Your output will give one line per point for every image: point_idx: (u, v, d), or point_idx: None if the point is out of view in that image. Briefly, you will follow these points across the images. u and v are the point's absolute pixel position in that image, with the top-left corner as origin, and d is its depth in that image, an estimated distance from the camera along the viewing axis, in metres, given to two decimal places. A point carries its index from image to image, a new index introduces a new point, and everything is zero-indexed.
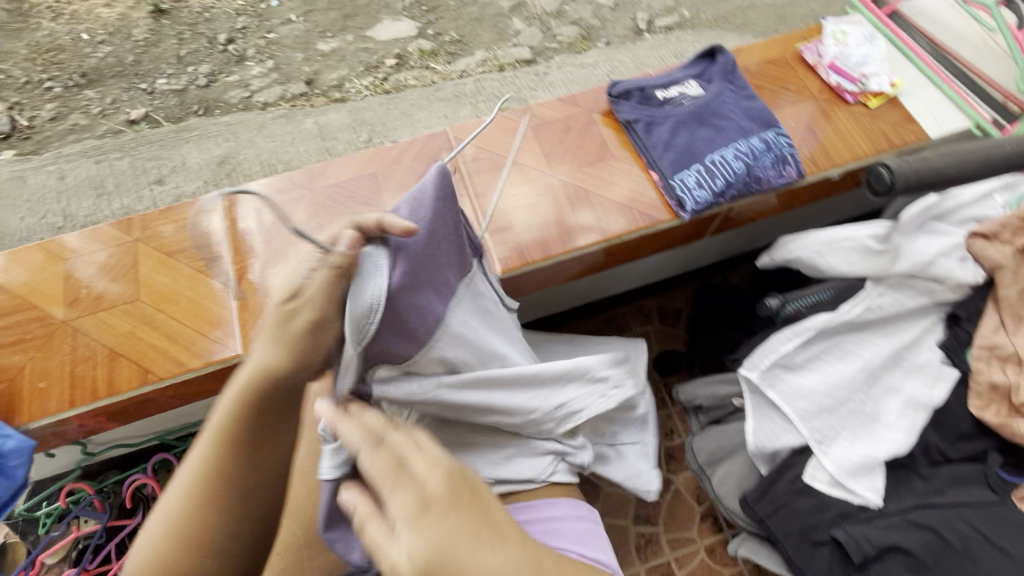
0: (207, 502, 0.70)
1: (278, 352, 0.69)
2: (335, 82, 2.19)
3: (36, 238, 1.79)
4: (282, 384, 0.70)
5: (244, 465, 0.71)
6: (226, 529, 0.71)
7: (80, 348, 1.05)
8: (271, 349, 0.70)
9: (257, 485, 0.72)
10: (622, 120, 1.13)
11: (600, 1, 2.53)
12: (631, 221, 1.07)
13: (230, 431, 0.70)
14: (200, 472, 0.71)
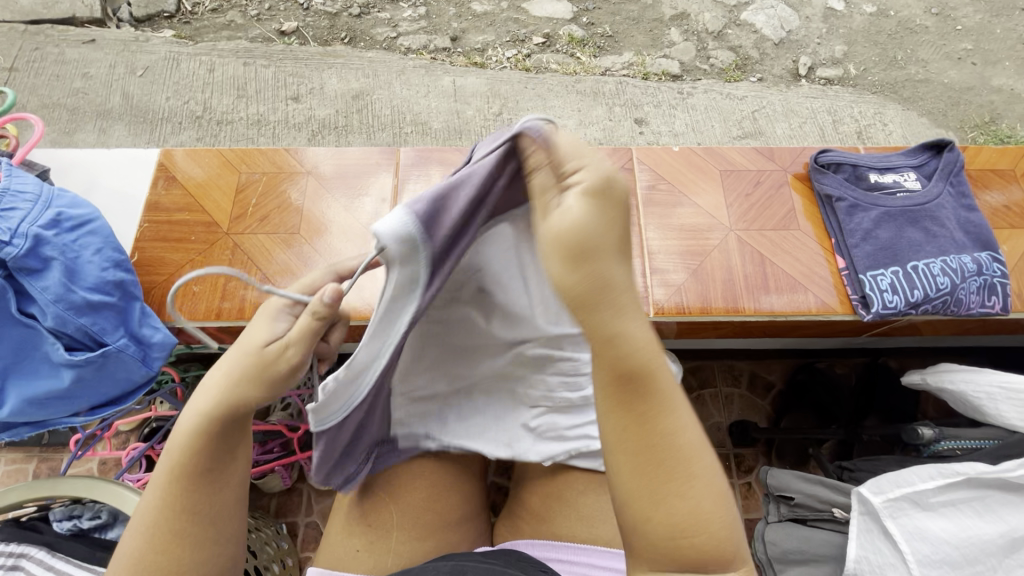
0: (180, 542, 0.59)
1: (250, 385, 0.60)
2: (479, 45, 2.13)
3: (174, 121, 1.86)
4: (229, 418, 0.60)
5: (207, 491, 0.60)
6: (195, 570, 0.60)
7: (156, 257, 0.93)
8: (221, 378, 0.60)
9: (222, 513, 0.62)
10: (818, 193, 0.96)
11: (766, 32, 2.24)
12: (800, 303, 0.89)
13: (189, 473, 0.59)
14: (178, 512, 0.60)
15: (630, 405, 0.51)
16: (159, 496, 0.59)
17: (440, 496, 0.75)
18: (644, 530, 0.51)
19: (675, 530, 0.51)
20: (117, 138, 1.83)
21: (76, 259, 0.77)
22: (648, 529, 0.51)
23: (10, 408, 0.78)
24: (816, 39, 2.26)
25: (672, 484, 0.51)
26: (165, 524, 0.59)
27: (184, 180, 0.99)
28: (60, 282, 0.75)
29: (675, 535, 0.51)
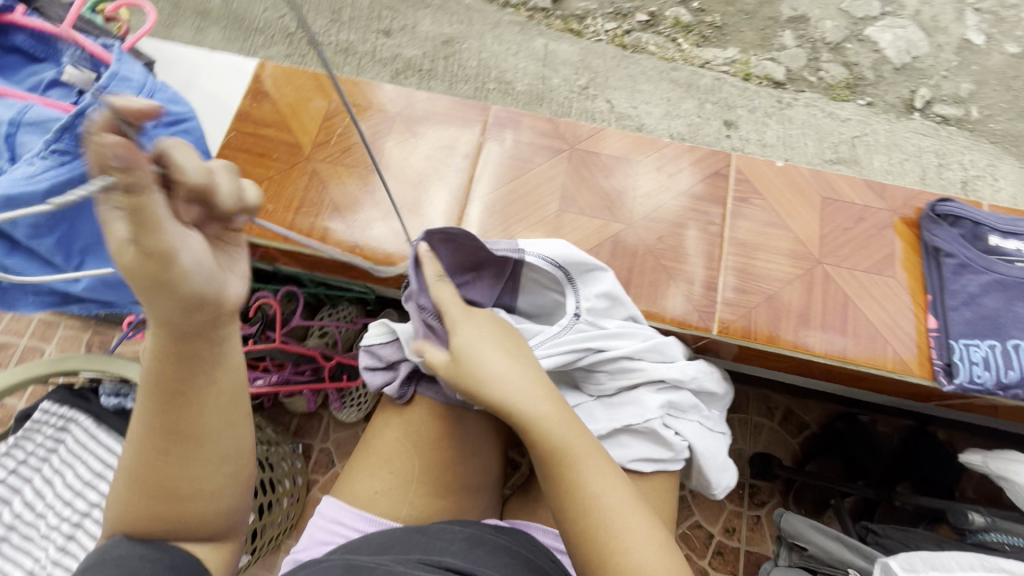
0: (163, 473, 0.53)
1: (192, 321, 0.47)
2: (579, 12, 2.03)
3: (267, 33, 1.86)
4: (202, 357, 0.50)
5: (189, 409, 0.52)
6: (200, 484, 0.54)
7: (234, 165, 0.95)
8: (163, 313, 0.46)
9: (211, 445, 0.54)
10: (928, 245, 0.88)
11: (889, 54, 2.04)
12: (877, 354, 0.83)
13: (167, 415, 0.51)
14: (156, 431, 0.52)
15: (560, 487, 0.61)
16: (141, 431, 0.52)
17: (464, 461, 0.76)
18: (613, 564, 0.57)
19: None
20: (211, 41, 1.85)
21: None
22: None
23: (83, 284, 0.81)
24: (943, 71, 2.04)
25: (608, 553, 0.58)
26: (153, 462, 0.53)
27: (274, 98, 1.00)
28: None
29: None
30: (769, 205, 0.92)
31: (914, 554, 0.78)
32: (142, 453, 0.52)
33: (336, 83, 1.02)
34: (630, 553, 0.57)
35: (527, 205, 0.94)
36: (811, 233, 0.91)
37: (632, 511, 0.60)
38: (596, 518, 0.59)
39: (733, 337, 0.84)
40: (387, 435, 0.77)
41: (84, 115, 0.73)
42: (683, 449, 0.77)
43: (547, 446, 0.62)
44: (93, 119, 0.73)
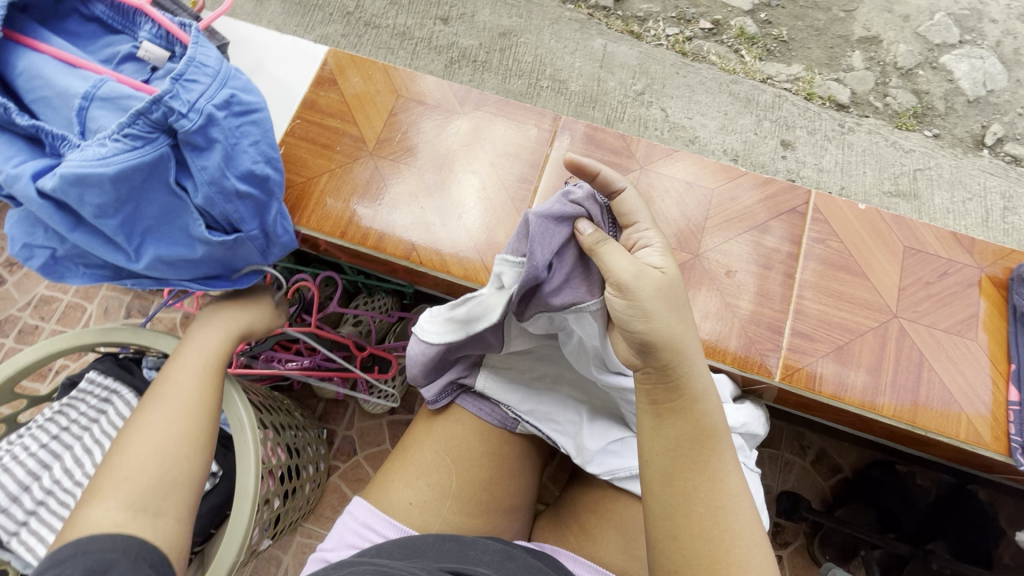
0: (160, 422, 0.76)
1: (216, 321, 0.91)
2: (641, 14, 1.97)
3: (326, 11, 1.85)
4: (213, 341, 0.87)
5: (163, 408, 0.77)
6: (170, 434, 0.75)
7: (291, 153, 0.93)
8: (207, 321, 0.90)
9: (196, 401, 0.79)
10: (1015, 309, 0.81)
11: (964, 85, 1.93)
12: (944, 420, 0.78)
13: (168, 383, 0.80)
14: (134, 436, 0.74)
15: (701, 476, 0.61)
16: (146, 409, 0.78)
17: (501, 480, 0.76)
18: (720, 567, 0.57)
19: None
20: (270, 14, 1.84)
21: (235, 146, 0.78)
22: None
23: (142, 265, 0.79)
24: (1020, 108, 1.92)
25: (722, 560, 0.58)
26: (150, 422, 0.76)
27: (337, 86, 0.97)
28: (219, 164, 0.76)
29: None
30: (840, 248, 0.87)
31: None
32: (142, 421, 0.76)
33: (403, 77, 0.99)
34: (744, 564, 0.58)
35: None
36: (883, 280, 0.85)
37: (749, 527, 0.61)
38: (725, 520, 0.59)
39: (795, 387, 0.79)
40: (428, 448, 0.77)
41: (161, 102, 0.71)
42: None
43: (706, 430, 0.62)
44: (169, 106, 0.71)
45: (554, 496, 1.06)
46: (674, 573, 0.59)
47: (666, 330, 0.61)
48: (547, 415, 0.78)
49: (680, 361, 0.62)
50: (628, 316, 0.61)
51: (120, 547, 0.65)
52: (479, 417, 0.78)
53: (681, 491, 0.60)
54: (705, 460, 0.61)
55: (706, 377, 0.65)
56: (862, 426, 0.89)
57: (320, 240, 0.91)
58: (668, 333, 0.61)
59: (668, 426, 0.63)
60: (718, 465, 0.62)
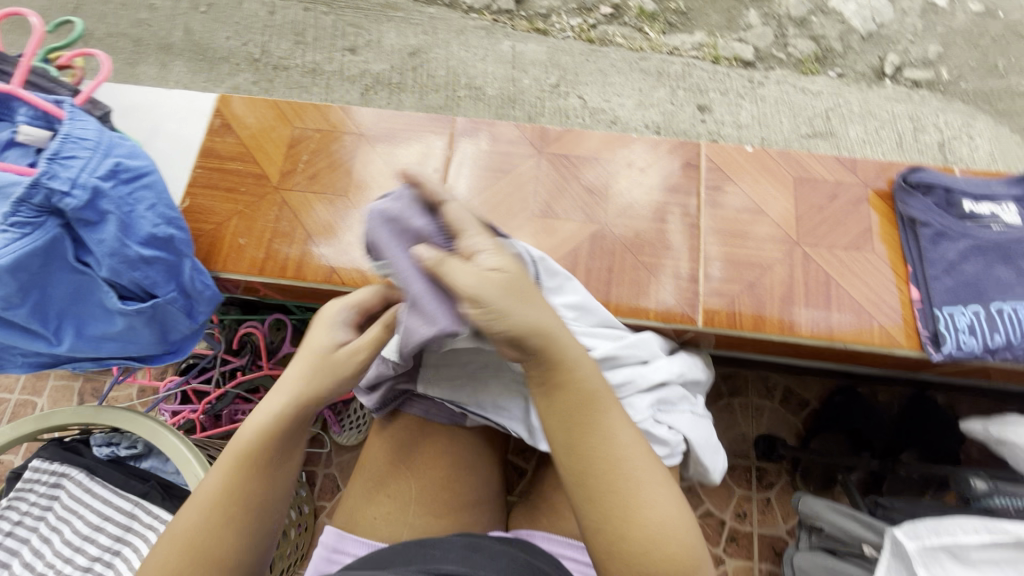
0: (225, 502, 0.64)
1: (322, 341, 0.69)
2: (543, 10, 2.02)
3: (232, 61, 1.84)
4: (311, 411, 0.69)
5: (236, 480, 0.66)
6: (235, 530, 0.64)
7: (197, 202, 0.92)
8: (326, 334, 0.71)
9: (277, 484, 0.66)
10: (903, 216, 0.86)
11: (856, 24, 2.04)
12: (863, 330, 0.81)
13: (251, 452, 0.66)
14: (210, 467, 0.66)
15: (597, 440, 0.64)
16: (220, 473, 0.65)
17: (460, 477, 0.77)
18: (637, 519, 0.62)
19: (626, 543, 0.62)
20: (176, 75, 1.82)
21: (131, 214, 0.76)
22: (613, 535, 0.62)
23: (66, 345, 0.78)
24: (910, 36, 2.04)
25: (637, 507, 0.62)
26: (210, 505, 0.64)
27: (234, 129, 0.97)
28: (117, 236, 0.74)
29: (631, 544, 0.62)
30: (741, 191, 0.91)
31: (920, 523, 0.78)
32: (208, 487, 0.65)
33: (296, 107, 0.98)
34: (654, 505, 0.63)
35: (495, 215, 0.91)
36: (788, 213, 0.89)
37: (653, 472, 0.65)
38: (624, 471, 0.63)
39: (714, 328, 0.82)
40: (379, 459, 0.79)
41: (39, 184, 0.69)
42: (678, 442, 0.75)
43: (600, 392, 0.65)
44: (49, 187, 0.70)
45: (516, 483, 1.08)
46: (613, 541, 0.62)
47: (523, 319, 0.62)
48: (497, 407, 0.78)
49: (546, 336, 0.64)
50: (488, 322, 0.61)
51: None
52: (422, 418, 0.81)
53: (588, 460, 0.63)
54: (603, 422, 0.64)
55: (564, 341, 0.65)
56: (796, 356, 0.92)
57: (252, 284, 0.89)
58: (529, 319, 0.62)
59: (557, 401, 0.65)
60: (619, 422, 0.65)
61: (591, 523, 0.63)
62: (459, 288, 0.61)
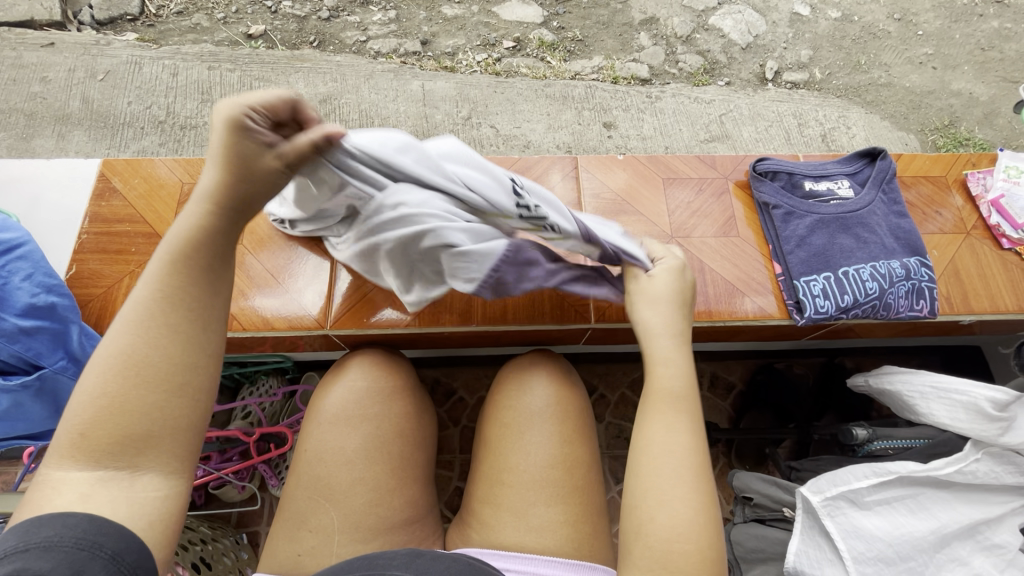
0: (143, 378, 0.54)
1: (182, 287, 0.58)
2: (449, 49, 1.96)
3: (136, 126, 1.76)
4: (191, 274, 0.59)
5: (141, 335, 0.55)
6: (159, 355, 0.55)
7: (89, 268, 0.91)
8: (201, 272, 0.59)
9: (190, 363, 0.57)
10: (759, 201, 0.96)
11: (734, 36, 2.08)
12: (733, 305, 0.91)
13: (168, 305, 0.57)
14: (167, 306, 0.57)
15: (658, 483, 0.64)
16: (146, 337, 0.55)
17: (385, 500, 0.77)
18: (640, 538, 0.62)
19: (643, 490, 0.64)
20: (77, 144, 1.73)
21: (6, 285, 0.77)
22: (634, 517, 0.63)
23: None
24: (783, 43, 2.11)
25: (644, 529, 0.62)
26: (130, 401, 0.54)
27: (124, 192, 0.96)
28: None
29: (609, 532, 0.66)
30: (620, 197, 0.99)
31: (822, 478, 0.84)
32: (154, 348, 0.55)
33: (184, 163, 0.99)
34: (653, 537, 0.61)
35: None
36: (662, 212, 0.98)
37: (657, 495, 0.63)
38: (653, 527, 0.62)
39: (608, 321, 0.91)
40: (298, 495, 0.77)
41: None
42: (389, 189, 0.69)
43: (665, 457, 0.65)
44: None
45: (459, 504, 1.17)
46: (639, 533, 0.62)
47: (663, 375, 0.71)
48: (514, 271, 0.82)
49: (678, 430, 0.67)
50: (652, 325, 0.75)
51: (77, 537, 0.48)
52: (342, 448, 0.78)
53: (652, 500, 0.63)
54: (657, 476, 0.64)
55: (676, 436, 0.66)
56: (688, 337, 1.00)
57: None
58: (676, 387, 0.70)
59: (665, 377, 0.71)
60: (675, 503, 0.62)
61: (624, 528, 0.64)
62: (680, 375, 0.71)
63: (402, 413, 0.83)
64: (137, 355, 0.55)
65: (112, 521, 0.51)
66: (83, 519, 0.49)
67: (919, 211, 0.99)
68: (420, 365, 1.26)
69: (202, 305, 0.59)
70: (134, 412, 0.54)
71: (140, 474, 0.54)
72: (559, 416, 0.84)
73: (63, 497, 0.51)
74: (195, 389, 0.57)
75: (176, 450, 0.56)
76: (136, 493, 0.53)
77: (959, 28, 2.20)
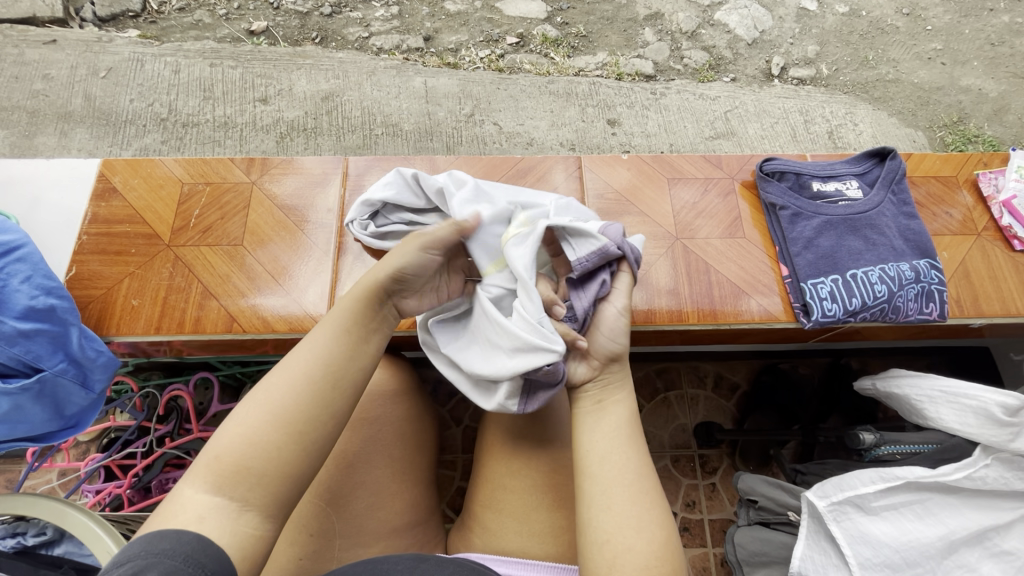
0: (279, 428, 0.61)
1: (330, 355, 0.66)
2: (452, 45, 1.95)
3: (138, 123, 1.75)
4: (343, 344, 0.67)
5: (284, 386, 0.63)
6: (298, 408, 0.63)
7: (89, 268, 0.91)
8: (343, 340, 0.68)
9: (319, 424, 0.63)
10: (765, 201, 0.94)
11: (740, 32, 2.06)
12: (739, 307, 0.89)
13: (317, 366, 0.65)
14: (312, 367, 0.65)
15: (620, 515, 0.67)
16: (293, 390, 0.63)
17: (385, 504, 0.77)
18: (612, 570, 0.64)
19: (604, 523, 0.67)
20: (80, 142, 1.73)
21: (5, 288, 0.76)
22: (601, 551, 0.66)
23: None
24: (790, 38, 2.08)
25: (614, 560, 0.65)
26: (266, 445, 0.60)
27: (124, 192, 0.96)
28: None
29: (582, 549, 0.68)
30: (624, 197, 0.98)
31: (828, 481, 0.83)
32: (294, 402, 0.63)
33: (184, 162, 0.98)
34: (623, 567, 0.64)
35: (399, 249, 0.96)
36: (666, 211, 0.97)
37: (623, 527, 0.66)
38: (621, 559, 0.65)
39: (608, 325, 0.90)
40: (298, 497, 0.75)
41: None
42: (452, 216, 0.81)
43: (621, 487, 0.68)
44: None
45: (462, 505, 1.16)
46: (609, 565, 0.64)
47: (610, 410, 0.75)
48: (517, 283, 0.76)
49: (632, 460, 0.71)
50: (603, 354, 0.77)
51: (187, 552, 0.52)
52: (343, 452, 0.78)
53: (619, 530, 0.66)
54: (619, 507, 0.67)
55: (629, 467, 0.70)
56: (692, 339, 0.99)
57: (138, 343, 0.89)
58: (621, 420, 0.74)
59: (611, 410, 0.75)
60: (639, 534, 0.66)
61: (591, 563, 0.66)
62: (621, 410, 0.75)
63: (405, 417, 0.83)
64: (277, 404, 0.62)
65: (214, 544, 0.55)
66: (194, 538, 0.54)
67: (929, 212, 0.97)
68: (423, 365, 1.25)
69: (346, 374, 0.66)
70: (258, 456, 0.60)
71: (248, 514, 0.58)
72: (561, 420, 0.83)
73: (184, 515, 0.56)
74: (312, 446, 0.62)
75: (280, 497, 0.60)
76: (239, 528, 0.57)
77: (969, 23, 2.17)
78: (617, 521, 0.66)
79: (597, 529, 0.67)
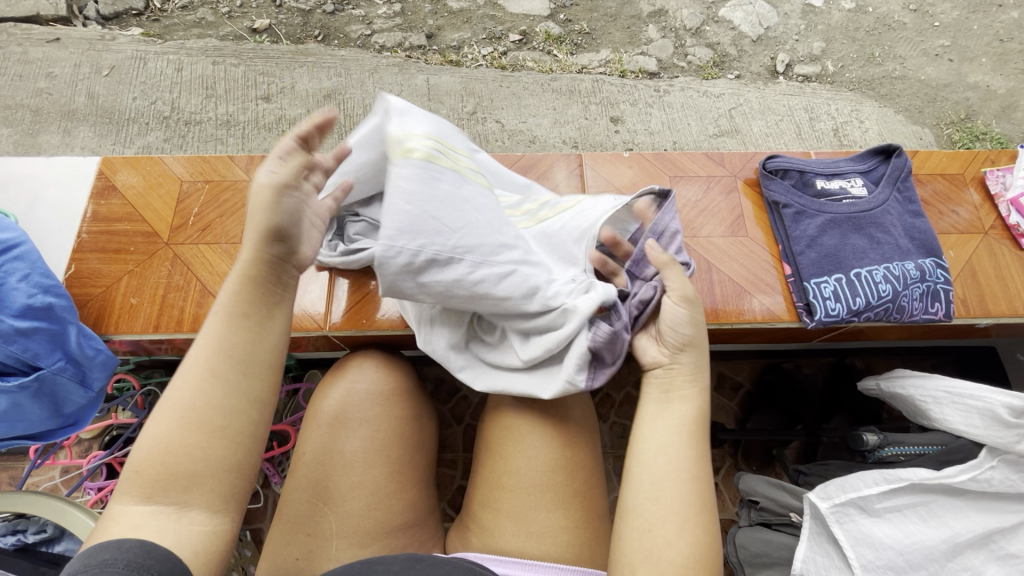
0: (199, 428, 0.58)
1: (237, 333, 0.62)
2: (454, 43, 1.94)
3: (141, 122, 1.76)
4: (249, 323, 0.63)
5: (192, 381, 0.60)
6: (211, 402, 0.59)
7: (88, 266, 0.91)
8: (245, 320, 0.63)
9: (237, 408, 0.60)
10: (768, 199, 0.94)
11: (745, 29, 2.04)
12: (740, 307, 0.89)
13: (223, 352, 0.61)
14: (220, 351, 0.61)
15: (665, 513, 0.67)
16: (203, 382, 0.59)
17: (384, 504, 0.77)
18: (648, 562, 0.65)
19: (649, 521, 0.67)
20: (83, 140, 1.73)
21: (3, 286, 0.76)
22: (640, 543, 0.66)
23: None
24: (795, 35, 2.06)
25: (652, 556, 0.65)
26: (181, 445, 0.58)
27: (123, 190, 0.96)
28: None
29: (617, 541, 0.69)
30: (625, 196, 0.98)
31: (831, 483, 0.82)
32: (206, 395, 0.59)
33: (184, 161, 0.98)
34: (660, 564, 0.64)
35: None
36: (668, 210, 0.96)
37: (666, 525, 0.66)
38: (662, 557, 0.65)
39: None
40: (295, 498, 0.76)
41: None
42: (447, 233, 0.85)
43: (671, 484, 0.68)
44: None
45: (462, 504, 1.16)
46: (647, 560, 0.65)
47: (674, 406, 0.74)
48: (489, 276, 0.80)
49: (687, 462, 0.70)
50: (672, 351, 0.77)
51: (128, 560, 0.51)
52: (342, 450, 0.78)
53: (662, 529, 0.66)
54: (663, 504, 0.67)
55: (684, 468, 0.69)
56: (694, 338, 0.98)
57: (137, 341, 0.89)
58: (683, 417, 0.73)
59: (676, 407, 0.74)
60: (682, 535, 0.66)
61: (628, 555, 0.66)
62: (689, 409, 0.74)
63: (404, 416, 0.82)
64: (190, 404, 0.59)
65: (159, 546, 0.54)
66: (135, 545, 0.53)
67: (935, 210, 0.96)
68: (423, 363, 1.25)
69: (258, 350, 0.62)
70: (182, 460, 0.57)
71: (189, 514, 0.57)
72: (561, 420, 0.83)
73: (119, 529, 0.55)
74: (239, 435, 0.60)
75: (220, 491, 0.58)
76: (186, 528, 0.56)
77: (977, 19, 2.15)
78: (661, 514, 0.67)
79: (640, 521, 0.67)
